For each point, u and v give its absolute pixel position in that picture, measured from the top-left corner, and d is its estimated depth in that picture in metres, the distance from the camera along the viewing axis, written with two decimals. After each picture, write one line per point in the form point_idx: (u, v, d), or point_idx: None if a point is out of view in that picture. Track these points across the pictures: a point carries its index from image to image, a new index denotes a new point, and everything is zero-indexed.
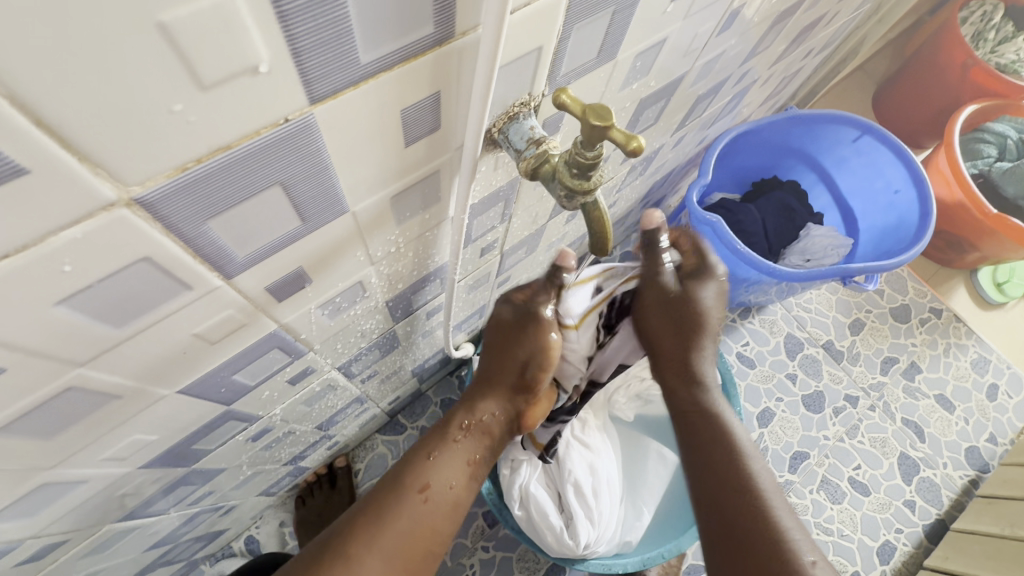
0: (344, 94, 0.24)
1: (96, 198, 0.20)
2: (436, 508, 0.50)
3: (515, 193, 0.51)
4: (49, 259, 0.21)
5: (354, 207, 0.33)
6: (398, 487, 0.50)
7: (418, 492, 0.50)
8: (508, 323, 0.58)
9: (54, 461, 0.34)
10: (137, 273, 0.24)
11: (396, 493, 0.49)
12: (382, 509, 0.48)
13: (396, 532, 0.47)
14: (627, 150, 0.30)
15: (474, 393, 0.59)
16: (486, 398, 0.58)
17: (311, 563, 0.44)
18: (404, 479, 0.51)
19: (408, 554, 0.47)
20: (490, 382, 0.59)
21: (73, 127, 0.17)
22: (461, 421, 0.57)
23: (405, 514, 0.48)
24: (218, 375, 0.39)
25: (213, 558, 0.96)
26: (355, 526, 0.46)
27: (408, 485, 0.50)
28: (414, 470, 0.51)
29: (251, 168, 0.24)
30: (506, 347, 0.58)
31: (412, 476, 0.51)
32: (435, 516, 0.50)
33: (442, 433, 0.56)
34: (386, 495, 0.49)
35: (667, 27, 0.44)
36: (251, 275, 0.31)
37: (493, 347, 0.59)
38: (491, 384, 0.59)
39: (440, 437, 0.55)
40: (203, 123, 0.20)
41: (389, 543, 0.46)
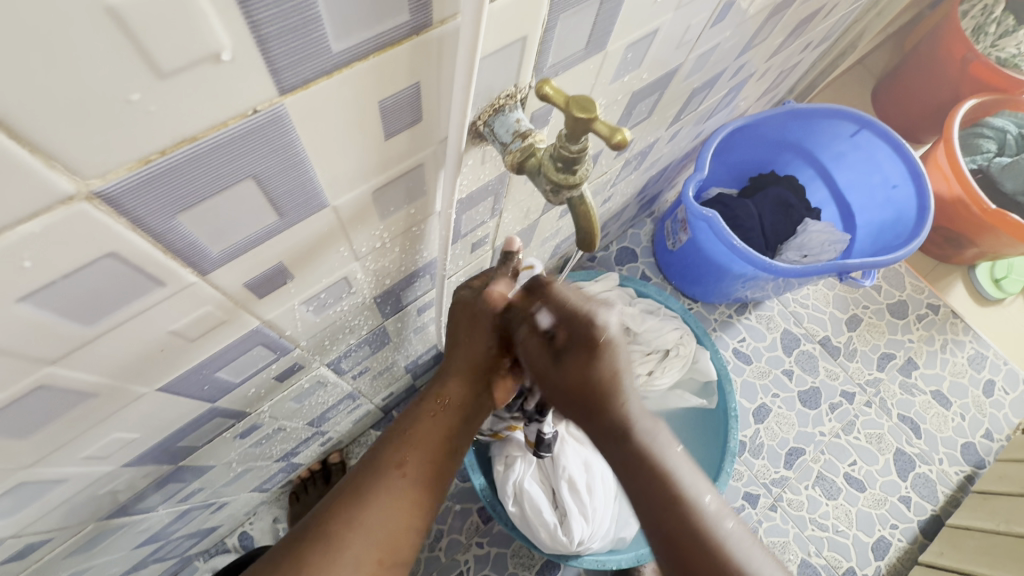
0: (316, 85, 0.23)
1: (53, 192, 0.19)
2: (414, 482, 0.49)
3: (505, 187, 0.50)
4: (7, 254, 0.20)
5: (334, 201, 0.32)
6: (374, 466, 0.48)
7: (395, 469, 0.48)
8: (472, 303, 0.54)
9: (31, 460, 0.33)
10: (105, 269, 0.24)
11: (374, 472, 0.48)
12: (359, 489, 0.47)
13: (376, 513, 0.46)
14: (612, 143, 0.29)
15: (448, 364, 0.55)
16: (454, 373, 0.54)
17: (292, 556, 0.43)
18: (381, 456, 0.49)
19: (391, 533, 0.46)
20: (456, 357, 0.55)
21: (23, 118, 0.17)
22: (431, 397, 0.53)
23: (385, 493, 0.47)
24: (200, 372, 0.38)
25: (207, 553, 0.96)
26: (334, 508, 0.46)
27: (384, 462, 0.49)
28: (391, 446, 0.50)
29: (220, 160, 0.23)
30: (473, 325, 0.54)
31: (388, 454, 0.49)
32: (417, 492, 0.49)
33: (414, 408, 0.53)
34: (363, 477, 0.48)
35: (658, 18, 0.43)
36: (228, 270, 0.30)
37: (462, 324, 0.55)
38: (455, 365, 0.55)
39: (411, 414, 0.52)
40: (163, 113, 0.19)
41: (373, 522, 0.46)
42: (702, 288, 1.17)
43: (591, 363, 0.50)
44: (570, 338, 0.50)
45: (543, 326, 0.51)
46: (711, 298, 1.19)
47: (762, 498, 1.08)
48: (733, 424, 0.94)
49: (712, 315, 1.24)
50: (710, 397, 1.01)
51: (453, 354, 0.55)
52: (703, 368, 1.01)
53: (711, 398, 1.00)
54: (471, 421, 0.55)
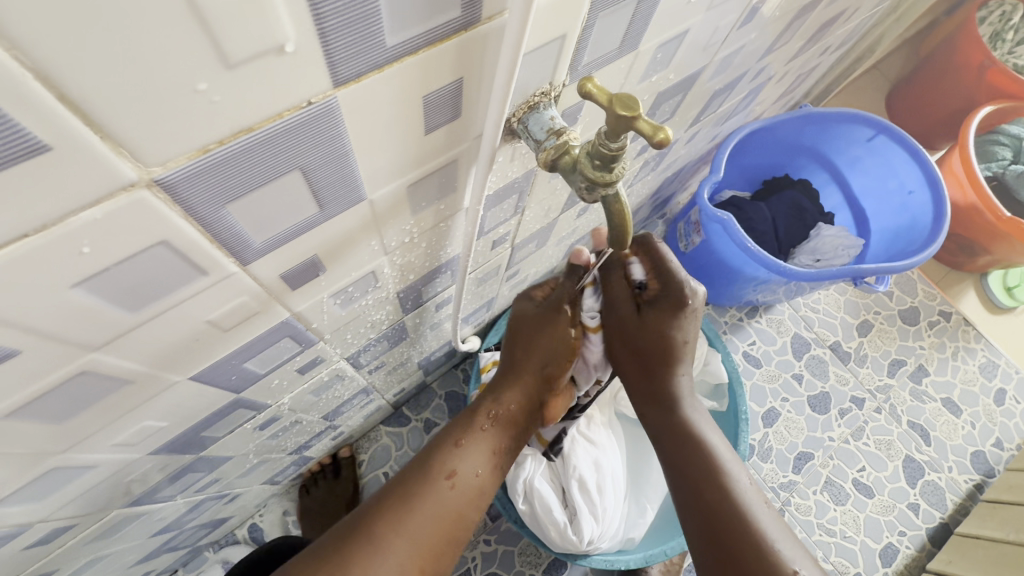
0: (368, 78, 0.23)
1: (116, 179, 0.19)
2: (462, 494, 0.49)
3: (530, 185, 0.50)
4: (68, 240, 0.20)
5: (371, 194, 0.32)
6: (424, 471, 0.49)
7: (446, 478, 0.49)
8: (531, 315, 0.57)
9: (65, 445, 0.34)
10: (155, 257, 0.24)
11: (425, 478, 0.48)
12: (409, 493, 0.47)
13: (424, 518, 0.46)
14: (654, 141, 0.29)
15: (502, 381, 0.57)
16: (513, 385, 0.56)
17: (337, 545, 0.43)
18: (433, 464, 0.50)
19: (433, 542, 0.46)
20: (517, 372, 0.57)
21: (96, 104, 0.17)
22: (487, 410, 0.55)
23: (433, 499, 0.47)
24: (230, 363, 0.39)
25: (217, 544, 0.97)
26: (382, 509, 0.45)
27: (436, 470, 0.49)
28: (443, 456, 0.50)
29: (272, 151, 0.23)
30: (528, 339, 0.57)
31: (439, 460, 0.50)
32: (464, 502, 0.49)
33: (468, 422, 0.54)
34: (411, 481, 0.48)
35: (689, 19, 0.43)
36: (266, 262, 0.31)
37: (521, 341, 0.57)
38: (516, 374, 0.57)
39: (465, 424, 0.53)
40: (225, 103, 0.20)
41: (419, 527, 0.45)
42: (714, 291, 1.17)
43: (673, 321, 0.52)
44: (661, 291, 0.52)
45: (635, 278, 0.54)
46: (722, 301, 1.19)
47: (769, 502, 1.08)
48: (744, 427, 0.94)
49: (722, 317, 1.24)
50: (721, 400, 1.00)
51: (514, 370, 0.57)
52: (714, 370, 1.00)
53: (721, 401, 1.00)
54: (518, 438, 0.57)
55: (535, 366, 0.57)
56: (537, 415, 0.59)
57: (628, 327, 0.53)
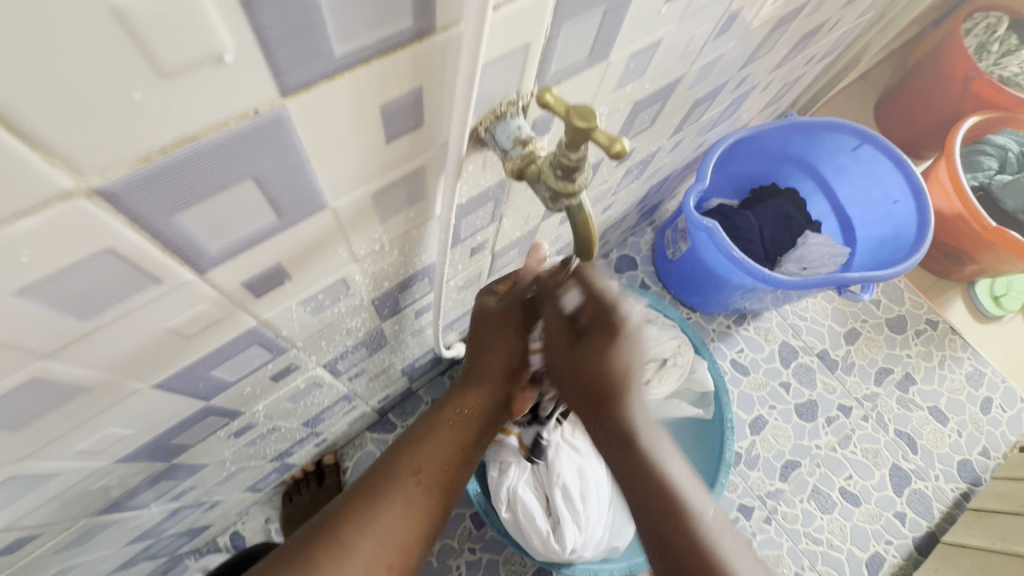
0: (318, 87, 0.23)
1: (52, 188, 0.19)
2: (429, 491, 0.49)
3: (505, 193, 0.50)
4: (5, 249, 0.20)
5: (334, 203, 0.32)
6: (390, 469, 0.49)
7: (411, 476, 0.49)
8: (496, 311, 0.55)
9: (24, 454, 0.33)
10: (101, 265, 0.24)
11: (389, 477, 0.48)
12: (372, 493, 0.47)
13: (390, 517, 0.46)
14: (611, 153, 0.29)
15: (466, 376, 0.56)
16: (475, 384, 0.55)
17: (305, 548, 0.44)
18: (397, 461, 0.49)
19: (401, 538, 0.46)
20: (481, 365, 0.56)
21: (23, 113, 0.17)
22: (454, 405, 0.54)
23: (399, 498, 0.47)
24: (195, 370, 0.38)
25: (198, 552, 0.96)
26: (349, 509, 0.46)
27: (400, 468, 0.49)
28: (408, 453, 0.50)
29: (221, 159, 0.23)
30: (491, 337, 0.55)
31: (402, 459, 0.50)
32: (429, 499, 0.49)
33: (433, 417, 0.53)
34: (375, 481, 0.48)
35: (662, 29, 0.44)
36: (225, 269, 0.30)
37: (481, 339, 0.56)
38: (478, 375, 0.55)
39: (431, 420, 0.53)
40: (165, 111, 0.19)
41: (381, 529, 0.46)
42: (701, 298, 1.18)
43: (609, 351, 0.49)
44: (593, 320, 0.50)
45: (569, 308, 0.51)
46: (710, 308, 1.19)
47: (756, 510, 1.08)
48: (729, 435, 0.94)
49: (710, 325, 1.24)
50: (707, 408, 1.00)
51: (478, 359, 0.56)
52: (700, 378, 1.01)
53: (707, 409, 1.00)
54: (490, 428, 0.56)
55: (495, 365, 0.55)
56: (508, 404, 0.59)
57: (562, 360, 0.52)
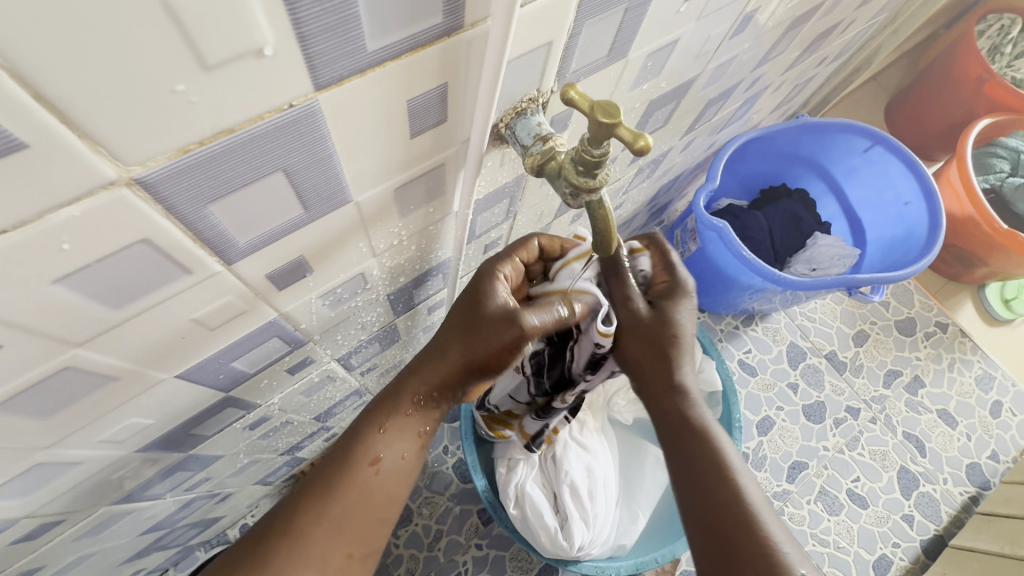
0: (350, 82, 0.24)
1: (96, 177, 0.20)
2: (388, 479, 0.48)
3: (521, 190, 0.51)
4: (48, 236, 0.20)
5: (357, 197, 0.32)
6: (346, 459, 0.47)
7: (369, 465, 0.47)
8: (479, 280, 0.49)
9: (50, 442, 0.33)
10: (136, 255, 0.24)
11: (347, 467, 0.46)
12: (329, 484, 0.46)
13: (347, 509, 0.46)
14: (635, 148, 0.29)
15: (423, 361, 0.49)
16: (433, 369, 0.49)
17: (262, 537, 0.44)
18: (354, 451, 0.47)
19: (361, 527, 0.46)
20: (437, 346, 0.49)
21: (74, 103, 0.17)
22: (413, 393, 0.49)
23: (356, 488, 0.46)
24: (217, 361, 0.39)
25: (207, 544, 0.97)
26: (305, 499, 0.45)
27: (358, 457, 0.47)
28: (364, 442, 0.47)
29: (254, 151, 0.24)
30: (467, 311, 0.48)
31: (359, 449, 0.47)
32: (388, 488, 0.48)
33: (391, 403, 0.49)
34: (332, 471, 0.46)
35: (679, 28, 0.44)
36: (251, 261, 0.31)
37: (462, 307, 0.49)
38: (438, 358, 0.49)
39: (389, 408, 0.48)
40: (205, 104, 0.20)
41: (341, 520, 0.45)
42: (709, 299, 1.17)
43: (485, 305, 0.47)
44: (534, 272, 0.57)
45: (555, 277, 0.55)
46: (718, 308, 1.19)
47: None
48: (737, 436, 0.94)
49: (718, 325, 1.24)
50: (715, 407, 1.00)
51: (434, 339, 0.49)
52: (708, 378, 1.00)
53: (715, 409, 1.00)
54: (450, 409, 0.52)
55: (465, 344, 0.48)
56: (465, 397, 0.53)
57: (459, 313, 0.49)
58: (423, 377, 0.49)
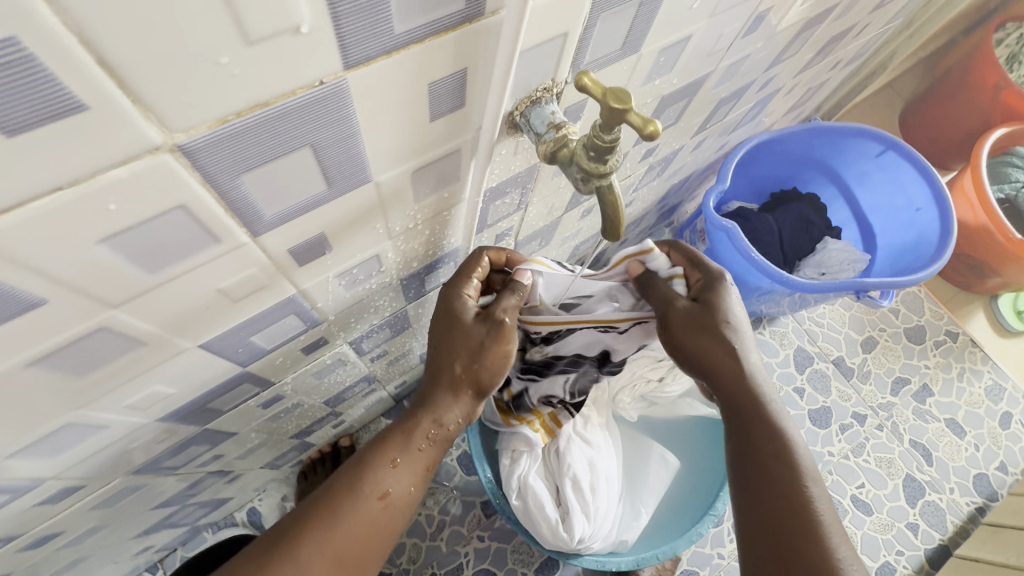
0: (376, 63, 0.25)
1: (143, 142, 0.21)
2: (393, 514, 0.48)
3: (533, 181, 0.52)
4: (96, 197, 0.22)
5: (378, 176, 0.34)
6: (356, 488, 0.47)
7: (378, 499, 0.47)
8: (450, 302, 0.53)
9: (79, 403, 0.35)
10: (173, 220, 0.26)
11: (356, 498, 0.46)
12: (336, 512, 0.45)
13: (351, 543, 0.45)
14: (644, 133, 0.30)
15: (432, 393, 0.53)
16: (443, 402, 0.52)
17: (256, 563, 0.42)
18: (364, 481, 0.47)
19: (359, 565, 0.46)
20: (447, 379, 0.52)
21: (129, 70, 0.19)
22: (426, 429, 0.51)
23: (362, 522, 0.46)
24: (238, 333, 0.41)
25: (216, 525, 1.00)
26: (308, 526, 0.44)
27: (367, 490, 0.47)
28: (375, 473, 0.48)
29: (285, 126, 0.25)
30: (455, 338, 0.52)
31: (369, 481, 0.48)
32: (391, 523, 0.48)
33: (403, 437, 0.51)
34: (340, 497, 0.46)
35: (692, 24, 0.45)
36: (276, 235, 0.32)
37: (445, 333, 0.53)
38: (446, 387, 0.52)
39: (403, 441, 0.50)
40: (245, 76, 0.21)
41: (342, 554, 0.44)
42: None
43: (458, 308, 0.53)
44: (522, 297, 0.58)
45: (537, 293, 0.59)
46: None
47: None
48: None
49: None
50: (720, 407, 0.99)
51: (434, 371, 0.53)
52: None
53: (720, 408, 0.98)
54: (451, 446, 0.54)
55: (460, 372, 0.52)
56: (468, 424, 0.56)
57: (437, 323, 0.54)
58: (434, 409, 0.52)
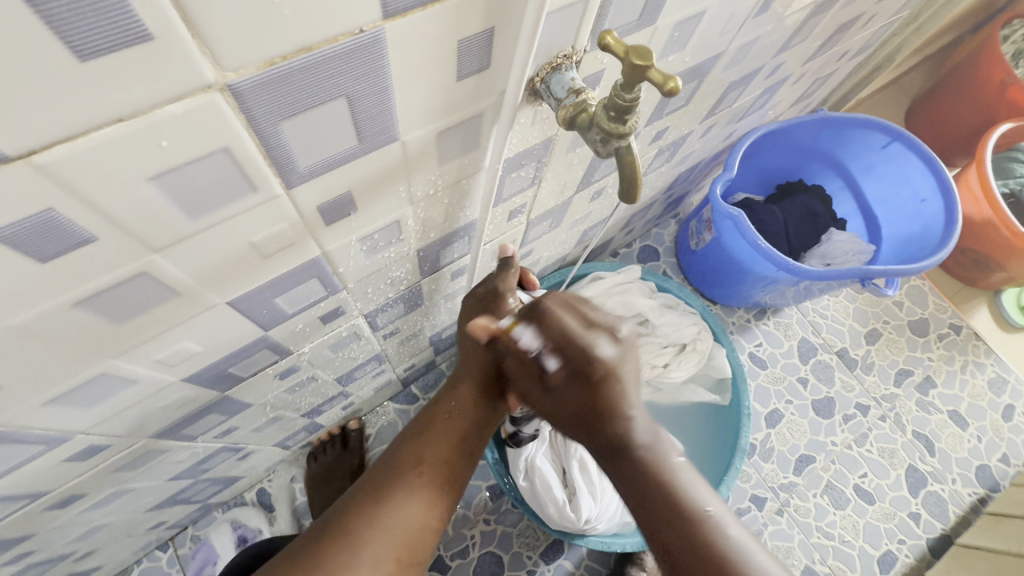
0: (412, 14, 0.27)
1: (197, 78, 0.22)
2: (433, 482, 0.53)
3: (548, 155, 0.53)
4: (151, 133, 0.23)
5: (405, 135, 0.35)
6: (392, 466, 0.53)
7: (413, 469, 0.53)
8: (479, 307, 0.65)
9: (114, 352, 0.36)
10: (217, 164, 0.27)
11: (393, 472, 0.52)
12: (377, 488, 0.51)
13: (395, 511, 0.50)
14: (665, 90, 0.32)
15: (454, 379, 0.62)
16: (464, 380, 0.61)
17: (310, 544, 0.48)
18: (399, 458, 0.54)
19: (408, 532, 0.50)
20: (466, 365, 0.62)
21: (192, 1, 0.20)
22: (448, 404, 0.60)
23: (404, 491, 0.51)
24: (264, 293, 0.42)
25: (226, 505, 1.01)
26: (353, 504, 0.50)
27: (403, 464, 0.53)
28: (408, 450, 0.55)
29: (325, 74, 0.26)
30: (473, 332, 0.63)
31: (403, 457, 0.54)
32: (433, 492, 0.53)
33: (429, 417, 0.58)
34: (380, 476, 0.52)
35: (705, 0, 0.46)
36: (307, 189, 0.34)
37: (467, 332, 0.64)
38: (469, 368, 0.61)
39: (427, 419, 0.58)
40: (295, 17, 0.23)
41: (388, 519, 0.49)
42: (722, 290, 1.19)
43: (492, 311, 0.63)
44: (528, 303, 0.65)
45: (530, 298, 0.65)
46: (731, 300, 1.20)
47: (768, 502, 1.08)
48: (745, 423, 0.94)
49: (730, 317, 1.25)
50: (724, 394, 1.00)
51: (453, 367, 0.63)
52: (718, 365, 1.01)
53: (724, 395, 1.00)
54: (482, 428, 0.61)
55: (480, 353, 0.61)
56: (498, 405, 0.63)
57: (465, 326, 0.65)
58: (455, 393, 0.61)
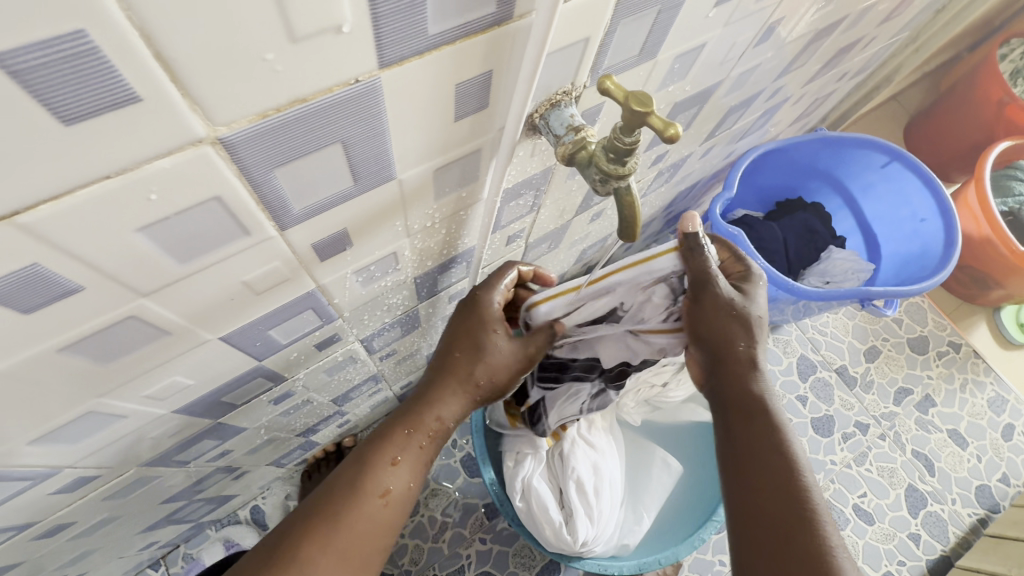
0: (409, 63, 0.26)
1: (188, 134, 0.22)
2: (395, 510, 0.48)
3: (547, 182, 0.53)
4: (139, 187, 0.23)
5: (401, 174, 0.35)
6: (357, 488, 0.46)
7: (379, 496, 0.47)
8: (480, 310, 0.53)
9: (101, 390, 0.36)
10: (208, 212, 0.27)
11: (358, 496, 0.46)
12: (338, 513, 0.44)
13: (353, 543, 0.44)
14: (664, 136, 0.31)
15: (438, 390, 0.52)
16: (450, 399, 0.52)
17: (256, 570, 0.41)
18: (365, 480, 0.47)
19: (358, 566, 0.45)
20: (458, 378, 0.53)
21: (182, 63, 0.19)
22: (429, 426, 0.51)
23: (365, 521, 0.45)
24: (257, 327, 0.41)
25: (218, 523, 1.00)
26: (310, 528, 0.44)
27: (369, 488, 0.46)
28: (376, 472, 0.47)
29: (319, 122, 0.26)
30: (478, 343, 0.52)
31: (370, 479, 0.47)
32: (392, 521, 0.48)
33: (405, 436, 0.50)
34: (341, 497, 0.45)
35: (706, 33, 0.46)
36: (301, 229, 0.33)
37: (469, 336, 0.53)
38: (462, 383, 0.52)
39: (405, 440, 0.50)
40: (287, 72, 0.22)
41: (344, 554, 0.44)
42: None
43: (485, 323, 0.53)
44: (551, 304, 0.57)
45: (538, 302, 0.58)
46: None
47: None
48: None
49: None
50: None
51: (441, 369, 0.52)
52: None
53: None
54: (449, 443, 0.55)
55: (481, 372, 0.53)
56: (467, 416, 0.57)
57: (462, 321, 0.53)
58: (437, 406, 0.51)
